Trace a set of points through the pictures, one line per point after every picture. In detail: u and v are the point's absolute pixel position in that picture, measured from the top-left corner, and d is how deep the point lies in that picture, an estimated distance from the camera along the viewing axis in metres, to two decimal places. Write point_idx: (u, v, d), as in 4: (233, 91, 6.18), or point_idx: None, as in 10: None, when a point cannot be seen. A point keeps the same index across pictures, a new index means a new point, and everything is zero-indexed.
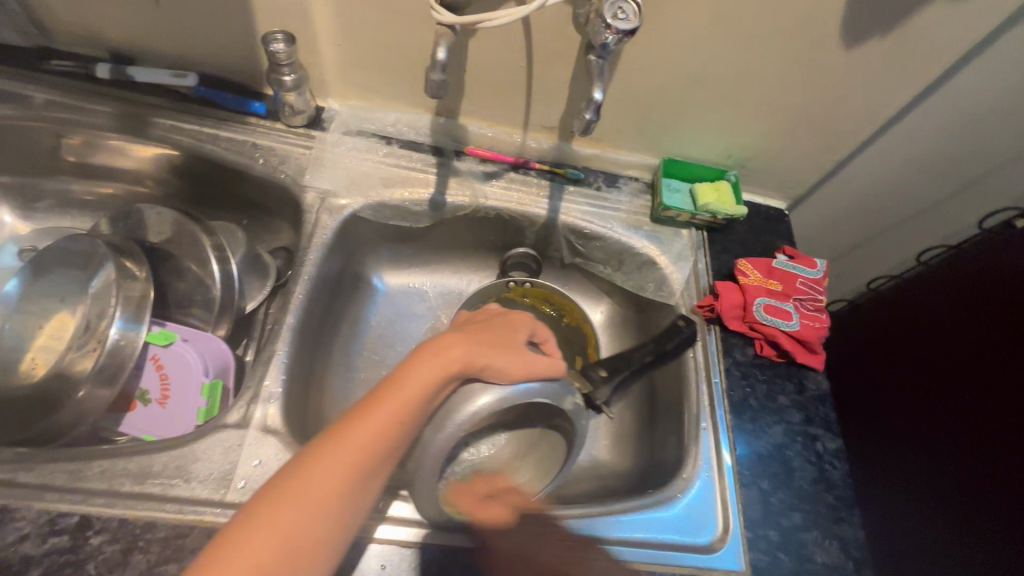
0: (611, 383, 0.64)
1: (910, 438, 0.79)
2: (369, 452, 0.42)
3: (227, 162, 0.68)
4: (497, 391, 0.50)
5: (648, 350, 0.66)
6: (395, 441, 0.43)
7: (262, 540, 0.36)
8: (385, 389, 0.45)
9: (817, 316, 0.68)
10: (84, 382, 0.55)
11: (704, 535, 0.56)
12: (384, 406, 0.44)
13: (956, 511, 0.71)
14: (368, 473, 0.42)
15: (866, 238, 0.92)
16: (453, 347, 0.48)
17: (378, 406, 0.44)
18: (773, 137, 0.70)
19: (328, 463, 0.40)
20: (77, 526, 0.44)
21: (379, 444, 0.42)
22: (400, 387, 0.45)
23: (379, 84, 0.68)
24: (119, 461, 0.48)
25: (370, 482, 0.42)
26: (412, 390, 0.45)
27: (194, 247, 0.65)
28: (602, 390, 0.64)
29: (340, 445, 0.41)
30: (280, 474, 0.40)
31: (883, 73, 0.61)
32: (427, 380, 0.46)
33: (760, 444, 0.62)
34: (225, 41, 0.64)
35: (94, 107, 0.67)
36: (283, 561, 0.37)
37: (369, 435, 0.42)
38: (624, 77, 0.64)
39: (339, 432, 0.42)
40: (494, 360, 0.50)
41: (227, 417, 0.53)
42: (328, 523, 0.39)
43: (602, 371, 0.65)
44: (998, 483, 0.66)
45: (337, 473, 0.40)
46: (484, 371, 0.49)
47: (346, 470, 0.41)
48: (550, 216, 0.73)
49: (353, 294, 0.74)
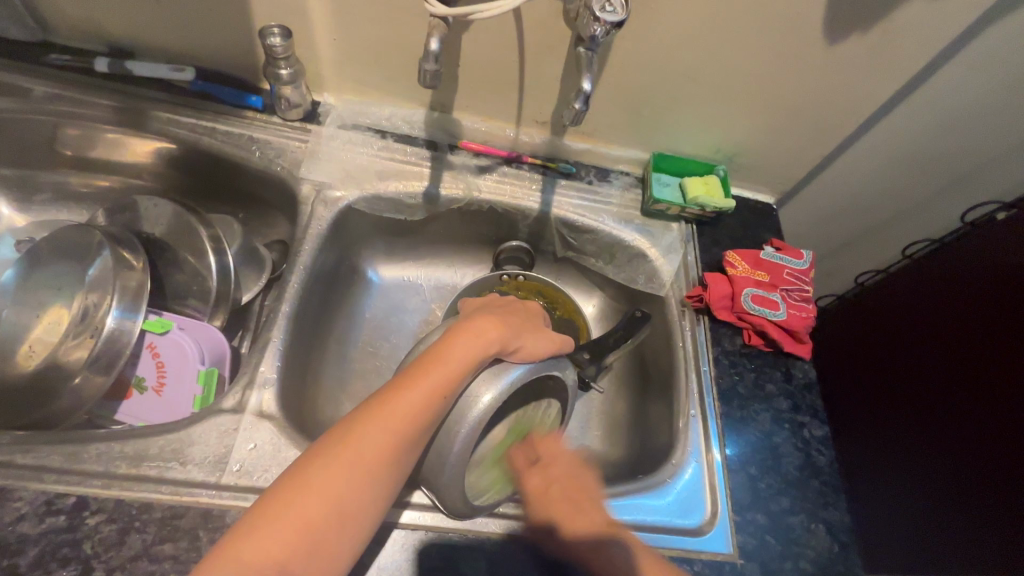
0: (596, 364, 0.68)
1: (899, 429, 0.80)
2: (410, 423, 0.45)
3: (224, 155, 0.69)
4: (520, 370, 0.52)
5: (620, 337, 0.70)
6: (434, 415, 0.47)
7: (313, 501, 0.41)
8: (427, 364, 0.48)
9: (804, 307, 0.69)
10: (80, 369, 0.55)
11: (694, 519, 0.57)
12: (424, 382, 0.47)
13: (946, 499, 0.72)
14: (407, 443, 0.45)
15: (854, 233, 0.94)
16: (488, 328, 0.52)
17: (418, 382, 0.47)
18: (761, 132, 0.72)
19: (373, 431, 0.44)
20: (74, 506, 0.45)
21: (419, 417, 0.46)
22: (440, 363, 0.48)
23: (374, 78, 0.70)
24: (115, 444, 0.49)
25: (410, 452, 0.46)
26: (451, 367, 0.48)
27: (191, 238, 0.66)
28: (591, 369, 0.68)
29: (385, 415, 0.45)
30: (332, 438, 0.44)
31: (866, 67, 0.62)
32: (465, 358, 0.49)
33: (748, 430, 0.63)
34: (223, 36, 0.65)
35: (92, 100, 0.68)
36: (332, 517, 0.41)
37: (409, 409, 0.46)
38: (614, 72, 0.65)
39: (382, 405, 0.46)
40: (524, 343, 0.53)
41: (223, 402, 0.53)
42: (371, 486, 0.43)
43: (585, 354, 0.69)
44: (986, 470, 0.68)
45: (380, 442, 0.44)
46: (515, 352, 0.53)
47: (388, 439, 0.44)
48: (542, 209, 0.74)
49: (347, 286, 0.75)
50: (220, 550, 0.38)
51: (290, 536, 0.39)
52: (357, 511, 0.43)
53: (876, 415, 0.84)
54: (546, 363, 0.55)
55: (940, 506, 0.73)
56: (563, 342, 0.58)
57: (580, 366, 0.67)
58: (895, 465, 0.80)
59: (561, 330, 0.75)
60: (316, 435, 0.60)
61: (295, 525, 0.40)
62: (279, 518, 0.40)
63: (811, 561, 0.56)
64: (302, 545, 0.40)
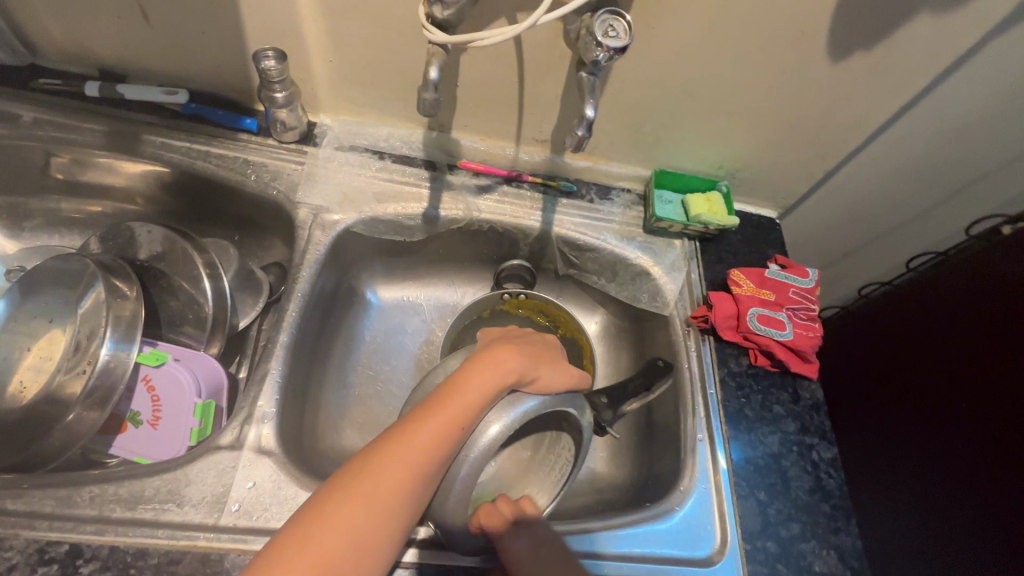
0: (613, 409, 0.64)
1: (907, 443, 0.79)
2: (428, 456, 0.44)
3: (219, 179, 0.68)
4: (538, 402, 0.52)
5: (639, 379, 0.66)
6: (451, 446, 0.46)
7: (332, 534, 0.39)
8: (446, 392, 0.48)
9: (810, 325, 0.68)
10: (73, 405, 0.54)
11: (703, 549, 0.56)
12: (443, 413, 0.46)
13: (954, 515, 0.71)
14: (425, 476, 0.44)
15: (857, 244, 0.93)
16: (507, 358, 0.51)
17: (438, 410, 0.46)
18: (764, 148, 0.71)
19: (391, 465, 0.43)
20: (68, 554, 0.44)
21: (437, 449, 0.45)
22: (458, 394, 0.47)
23: (371, 99, 0.68)
24: (109, 487, 0.47)
25: (428, 484, 0.44)
26: (469, 398, 0.47)
27: (185, 265, 0.65)
28: (608, 415, 0.64)
29: (403, 448, 0.44)
30: (349, 471, 0.43)
31: (870, 85, 0.62)
32: (482, 389, 0.48)
33: (757, 454, 0.62)
34: (216, 59, 0.64)
35: (84, 125, 0.67)
36: (349, 552, 0.39)
37: (429, 439, 0.44)
38: (616, 91, 0.64)
39: (402, 435, 0.44)
40: (541, 375, 0.53)
41: (220, 439, 0.52)
42: (388, 522, 0.42)
43: (603, 398, 0.65)
44: (996, 489, 0.67)
45: (398, 476, 0.43)
46: (532, 383, 0.52)
47: (406, 473, 0.43)
48: (544, 229, 0.73)
49: (346, 309, 0.73)
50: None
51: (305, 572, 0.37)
52: (374, 549, 0.41)
53: (883, 428, 0.84)
54: (561, 396, 0.54)
55: (948, 522, 0.72)
56: (579, 376, 0.57)
57: (597, 410, 0.63)
58: (901, 479, 0.80)
59: (564, 351, 0.74)
60: (317, 467, 0.59)
61: (311, 561, 0.38)
62: (295, 557, 0.38)
63: None
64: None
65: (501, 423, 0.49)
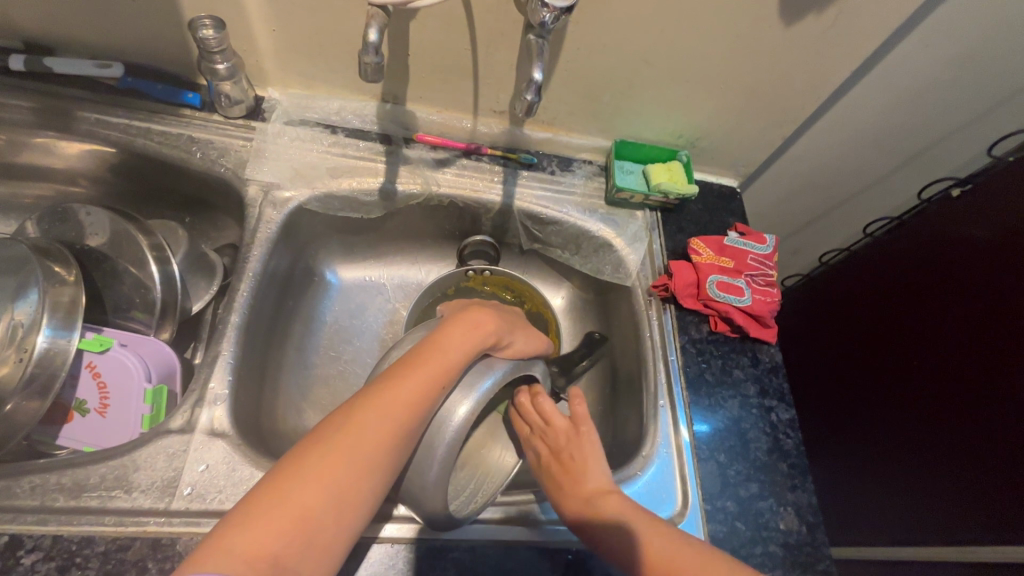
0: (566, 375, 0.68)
1: (890, 408, 0.82)
2: (409, 411, 0.43)
3: (163, 157, 0.65)
4: (509, 365, 0.51)
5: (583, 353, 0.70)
6: (432, 404, 0.44)
7: (311, 486, 0.38)
8: (425, 351, 0.47)
9: (769, 291, 0.69)
10: (11, 395, 0.51)
11: (664, 511, 0.57)
12: (424, 368, 0.45)
13: (937, 472, 0.74)
14: (408, 433, 0.43)
15: (816, 213, 0.95)
16: (485, 322, 0.51)
17: (419, 367, 0.45)
18: (721, 116, 0.71)
19: (371, 420, 0.42)
20: (7, 545, 0.42)
21: (417, 404, 0.43)
22: (437, 353, 0.46)
23: (320, 71, 0.66)
24: (52, 476, 0.46)
25: (410, 442, 0.43)
26: (448, 356, 0.47)
27: (130, 247, 0.62)
28: (561, 381, 0.67)
29: (383, 402, 0.42)
30: (329, 426, 0.42)
31: (822, 49, 0.62)
32: (461, 348, 0.48)
33: (717, 418, 0.63)
34: (149, 28, 0.60)
35: (9, 100, 0.62)
36: (328, 507, 0.38)
37: (410, 395, 0.43)
38: (570, 59, 0.63)
39: (382, 390, 0.43)
40: (516, 340, 0.53)
41: (170, 423, 0.51)
42: (369, 474, 0.40)
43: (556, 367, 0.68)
44: (971, 443, 0.69)
45: (380, 430, 0.41)
46: (507, 348, 0.52)
47: (389, 426, 0.42)
48: (504, 202, 0.72)
49: (305, 289, 0.72)
50: (205, 548, 0.35)
51: (284, 524, 0.36)
52: (354, 502, 0.40)
53: (867, 394, 0.86)
54: (530, 361, 0.54)
55: (930, 479, 0.75)
56: (547, 343, 0.57)
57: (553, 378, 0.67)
58: (885, 444, 0.82)
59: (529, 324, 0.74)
60: (276, 448, 0.58)
61: (289, 513, 0.37)
62: (272, 508, 0.37)
63: (780, 544, 0.57)
64: (295, 537, 0.36)
65: (468, 403, 0.47)
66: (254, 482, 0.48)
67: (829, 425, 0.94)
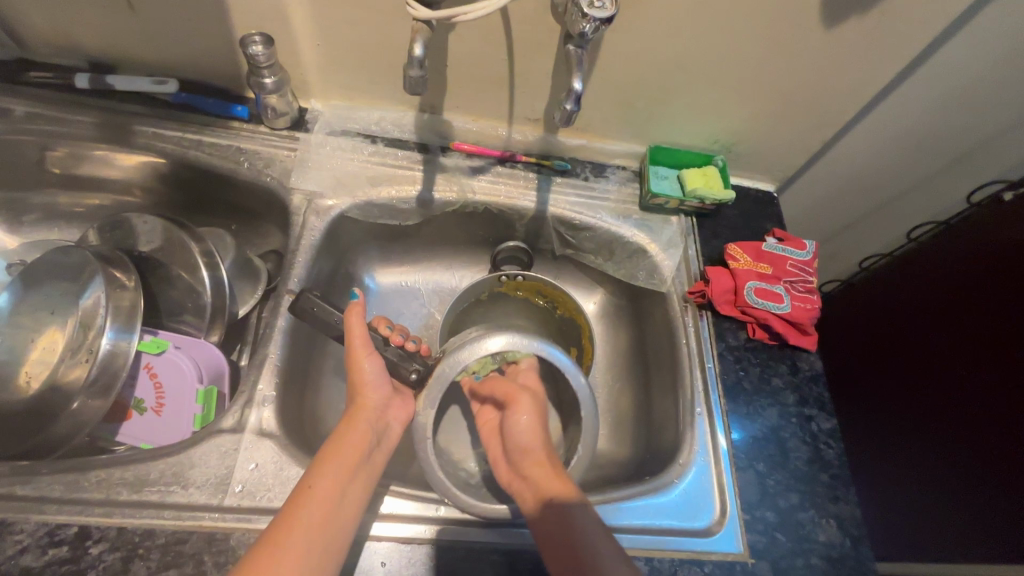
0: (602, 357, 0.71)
1: (933, 419, 0.79)
2: (329, 517, 0.45)
3: (213, 168, 0.68)
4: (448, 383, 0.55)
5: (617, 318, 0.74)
6: (349, 503, 0.47)
7: None
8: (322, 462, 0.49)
9: (808, 298, 0.68)
10: (77, 393, 0.54)
11: (702, 520, 0.57)
12: (358, 418, 0.54)
13: (982, 484, 0.71)
14: (335, 536, 0.45)
15: (858, 217, 0.92)
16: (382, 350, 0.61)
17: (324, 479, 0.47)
18: (759, 121, 0.70)
19: (296, 537, 0.43)
20: (76, 536, 0.45)
21: (334, 507, 0.46)
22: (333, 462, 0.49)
23: (361, 83, 0.68)
24: (115, 470, 0.48)
25: (338, 541, 0.45)
26: (343, 463, 0.49)
27: (184, 255, 0.65)
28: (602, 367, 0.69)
29: (299, 517, 0.44)
30: (293, 493, 0.47)
31: (866, 52, 0.60)
32: (353, 454, 0.50)
33: (755, 426, 0.62)
34: (203, 45, 0.63)
35: (78, 117, 0.67)
36: None
37: (324, 503, 0.46)
38: (607, 66, 0.63)
39: (295, 508, 0.45)
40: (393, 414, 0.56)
41: (222, 422, 0.53)
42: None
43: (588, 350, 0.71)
44: (1016, 455, 0.67)
45: (307, 536, 0.44)
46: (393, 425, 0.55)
47: (312, 536, 0.44)
48: (538, 209, 0.73)
49: (344, 294, 0.74)
50: None
51: None
52: None
53: (908, 404, 0.84)
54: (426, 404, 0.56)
55: (975, 492, 0.72)
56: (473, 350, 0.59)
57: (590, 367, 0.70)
58: (928, 455, 0.80)
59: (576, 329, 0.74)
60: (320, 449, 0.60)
61: None
62: None
63: (823, 557, 0.56)
64: None
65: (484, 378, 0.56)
66: None
67: (870, 437, 0.91)
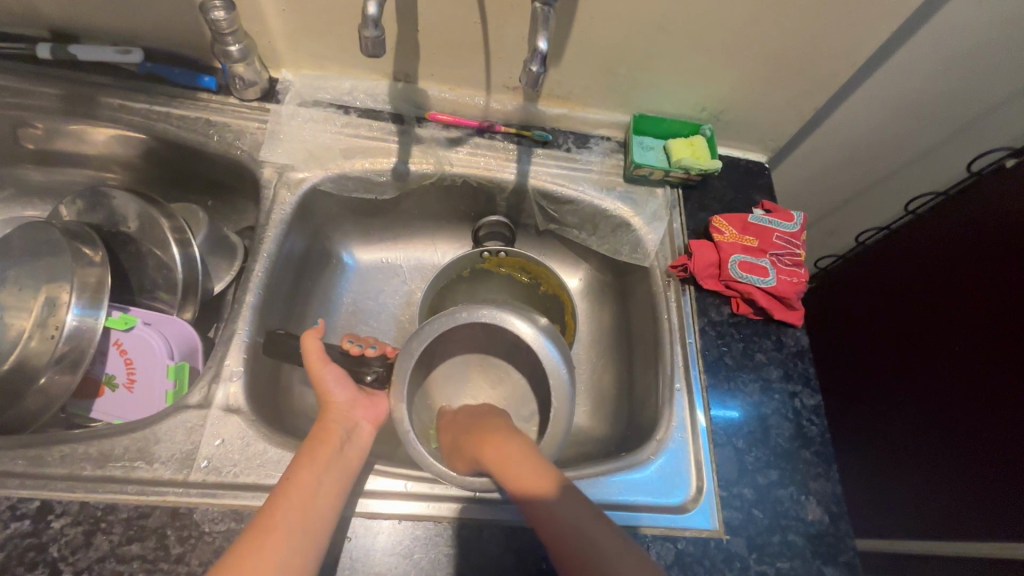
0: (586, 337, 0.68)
1: (919, 395, 0.78)
2: (304, 521, 0.43)
3: (182, 141, 0.66)
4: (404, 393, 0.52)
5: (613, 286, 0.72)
6: (323, 505, 0.45)
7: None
8: (294, 468, 0.46)
9: (795, 271, 0.66)
10: (44, 369, 0.53)
11: (677, 496, 0.56)
12: (326, 419, 0.52)
13: (962, 459, 0.70)
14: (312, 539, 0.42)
15: (855, 189, 0.89)
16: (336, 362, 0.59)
17: (296, 483, 0.45)
18: (747, 87, 0.67)
19: (271, 538, 0.41)
20: (38, 510, 0.45)
21: (308, 510, 0.44)
22: (301, 467, 0.47)
23: (331, 50, 0.66)
24: (80, 446, 0.48)
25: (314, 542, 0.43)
26: (311, 467, 0.47)
27: (154, 230, 0.64)
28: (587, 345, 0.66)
29: (275, 522, 0.42)
30: (271, 494, 0.45)
31: (858, 9, 0.57)
32: (324, 457, 0.48)
33: (736, 403, 0.61)
34: (165, 13, 0.61)
35: (42, 90, 0.65)
36: None
37: (296, 505, 0.44)
38: (584, 28, 0.60)
39: (270, 512, 0.43)
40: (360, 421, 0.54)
41: (188, 398, 0.52)
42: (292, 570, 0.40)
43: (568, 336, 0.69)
44: (997, 430, 0.66)
45: (284, 536, 0.41)
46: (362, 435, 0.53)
47: (287, 537, 0.41)
48: (518, 181, 0.71)
49: (321, 270, 0.73)
50: None
51: None
52: None
53: (897, 381, 0.82)
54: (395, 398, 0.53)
55: (956, 468, 0.71)
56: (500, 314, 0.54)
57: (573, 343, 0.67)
58: (914, 432, 0.78)
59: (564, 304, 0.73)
60: (293, 424, 0.59)
61: None
62: None
63: (800, 533, 0.55)
64: None
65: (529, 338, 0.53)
66: (267, 457, 0.50)
67: (861, 415, 0.89)
